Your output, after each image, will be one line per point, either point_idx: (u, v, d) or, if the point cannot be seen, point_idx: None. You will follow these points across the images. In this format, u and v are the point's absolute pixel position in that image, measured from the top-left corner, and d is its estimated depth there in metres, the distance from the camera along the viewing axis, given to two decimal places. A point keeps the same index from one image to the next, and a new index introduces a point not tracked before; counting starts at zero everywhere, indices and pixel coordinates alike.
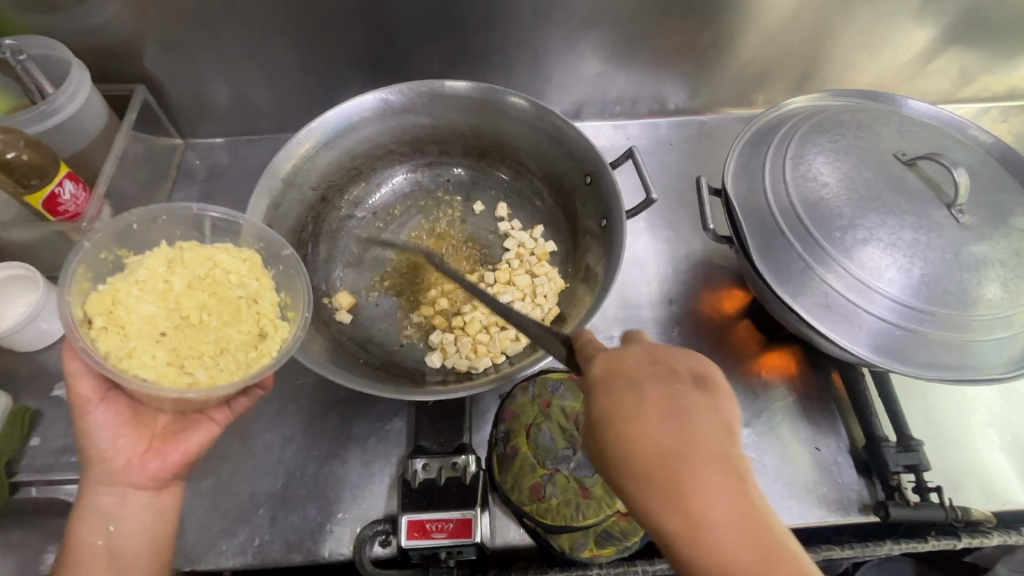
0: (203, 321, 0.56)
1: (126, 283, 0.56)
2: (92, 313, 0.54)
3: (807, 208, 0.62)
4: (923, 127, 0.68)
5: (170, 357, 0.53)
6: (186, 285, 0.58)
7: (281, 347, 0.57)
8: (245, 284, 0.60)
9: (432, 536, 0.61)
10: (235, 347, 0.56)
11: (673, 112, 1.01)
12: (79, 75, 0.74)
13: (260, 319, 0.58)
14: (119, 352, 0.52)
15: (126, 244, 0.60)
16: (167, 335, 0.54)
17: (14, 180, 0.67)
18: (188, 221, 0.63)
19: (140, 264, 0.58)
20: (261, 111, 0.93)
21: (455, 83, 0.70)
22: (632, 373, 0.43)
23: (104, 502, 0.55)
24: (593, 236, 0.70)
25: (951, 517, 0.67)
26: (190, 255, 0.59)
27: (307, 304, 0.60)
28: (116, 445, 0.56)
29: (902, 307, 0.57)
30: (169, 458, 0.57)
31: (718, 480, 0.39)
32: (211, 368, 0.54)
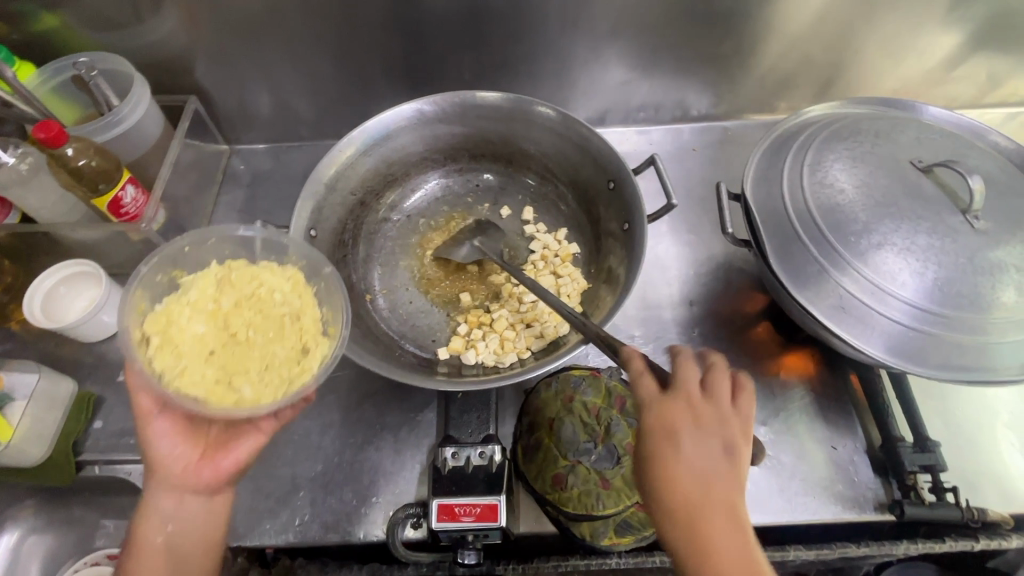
0: (248, 338, 0.58)
1: (180, 304, 0.60)
2: (148, 332, 0.58)
3: (823, 213, 0.64)
4: (940, 134, 0.69)
5: (217, 376, 0.56)
6: (234, 304, 0.60)
7: (322, 363, 0.59)
8: (287, 302, 0.62)
9: (460, 519, 0.65)
10: (279, 363, 0.58)
11: (696, 118, 1.03)
12: (141, 88, 0.81)
13: (303, 336, 0.60)
14: (171, 373, 0.55)
15: (179, 265, 0.64)
16: (215, 353, 0.57)
17: (83, 185, 0.74)
18: (230, 240, 0.67)
19: (191, 285, 0.62)
20: (302, 119, 0.99)
21: (486, 93, 0.74)
22: (674, 420, 0.48)
23: (163, 504, 0.59)
24: (615, 240, 0.73)
25: (966, 517, 0.68)
26: (236, 277, 0.63)
27: (347, 321, 0.62)
28: (173, 453, 0.60)
29: (915, 309, 0.59)
30: (220, 466, 0.60)
31: (720, 528, 0.46)
32: (256, 385, 0.56)
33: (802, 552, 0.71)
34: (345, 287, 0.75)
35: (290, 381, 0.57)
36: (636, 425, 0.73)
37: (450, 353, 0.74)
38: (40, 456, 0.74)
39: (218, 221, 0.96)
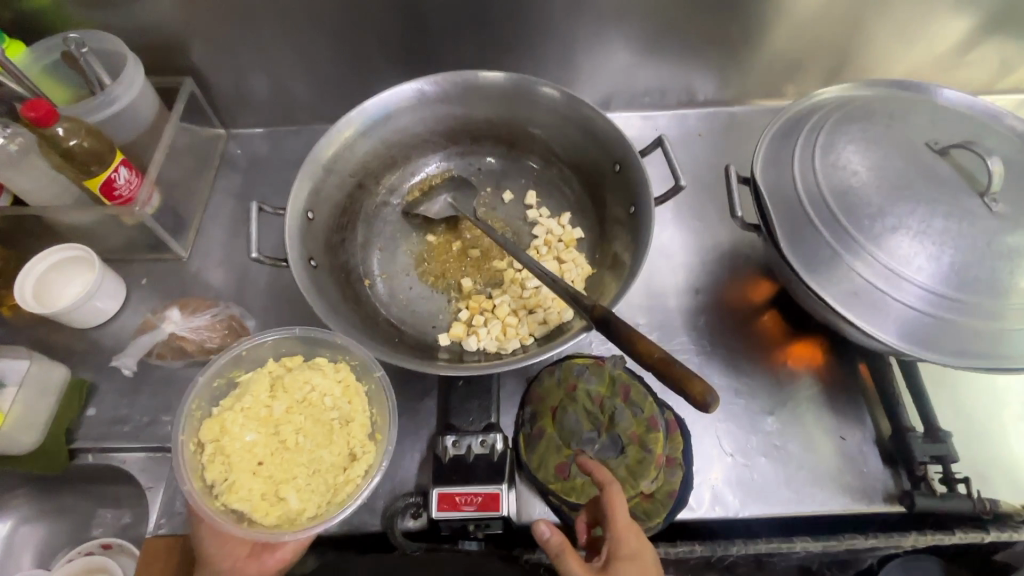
0: (298, 443, 0.63)
1: (234, 411, 0.64)
2: (204, 440, 0.63)
3: (836, 197, 0.62)
4: (956, 116, 0.67)
5: (264, 488, 0.60)
6: (286, 409, 0.65)
7: (367, 473, 0.63)
8: (338, 406, 0.66)
9: (461, 509, 0.64)
10: (327, 469, 0.62)
11: (702, 103, 1.01)
12: (134, 68, 0.78)
13: (350, 440, 0.64)
14: (222, 485, 0.60)
15: (238, 367, 0.69)
16: (263, 464, 0.61)
17: (75, 166, 0.72)
18: (286, 338, 0.71)
19: (248, 386, 0.67)
20: (299, 102, 0.97)
21: (489, 73, 0.72)
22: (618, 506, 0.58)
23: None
24: (620, 224, 0.71)
25: (977, 509, 0.67)
26: (289, 380, 0.67)
27: (393, 430, 0.65)
28: (221, 552, 0.62)
29: (930, 294, 0.58)
30: (266, 564, 0.62)
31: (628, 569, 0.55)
32: (302, 492, 0.60)
33: (810, 544, 0.70)
34: (343, 271, 0.73)
35: (335, 490, 0.61)
36: (641, 415, 0.72)
37: (451, 340, 0.72)
38: (31, 445, 0.72)
39: (214, 206, 0.94)
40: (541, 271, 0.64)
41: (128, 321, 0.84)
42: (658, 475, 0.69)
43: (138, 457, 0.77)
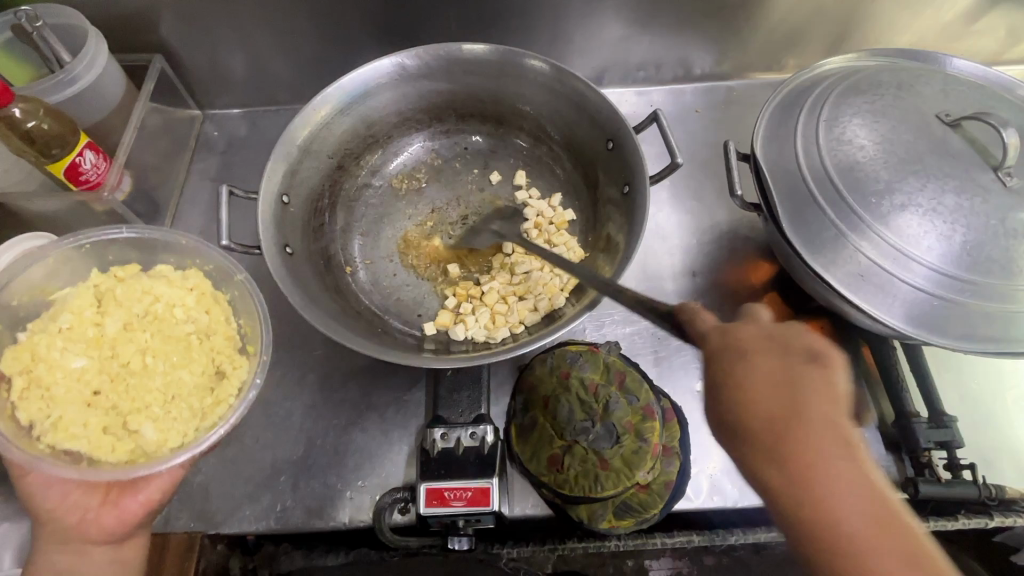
0: (146, 365, 0.56)
1: (49, 334, 0.56)
2: (12, 373, 0.54)
3: (841, 173, 0.59)
4: (968, 87, 0.64)
5: (106, 421, 0.53)
6: (122, 327, 0.58)
7: (240, 390, 0.58)
8: (192, 319, 0.61)
9: (451, 504, 0.61)
10: (187, 392, 0.56)
11: (699, 77, 0.97)
12: (97, 44, 0.74)
13: (213, 356, 0.59)
14: (46, 423, 0.52)
15: (48, 281, 0.61)
16: (101, 393, 0.54)
17: (35, 150, 0.67)
18: (114, 245, 0.65)
19: (65, 306, 0.58)
20: (277, 81, 0.92)
21: (472, 46, 0.67)
22: (744, 340, 0.44)
23: (59, 561, 0.53)
24: (615, 205, 0.68)
25: (983, 495, 0.66)
26: (122, 293, 0.60)
27: (263, 337, 0.61)
28: (66, 504, 0.54)
29: (940, 275, 0.55)
30: (126, 509, 0.55)
31: (831, 451, 0.41)
32: (158, 422, 0.54)
33: None
34: (324, 259, 0.70)
35: (202, 414, 0.56)
36: (636, 403, 0.69)
37: (437, 328, 0.69)
38: None
39: (191, 191, 0.90)
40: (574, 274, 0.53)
41: None
42: (655, 466, 0.67)
43: None
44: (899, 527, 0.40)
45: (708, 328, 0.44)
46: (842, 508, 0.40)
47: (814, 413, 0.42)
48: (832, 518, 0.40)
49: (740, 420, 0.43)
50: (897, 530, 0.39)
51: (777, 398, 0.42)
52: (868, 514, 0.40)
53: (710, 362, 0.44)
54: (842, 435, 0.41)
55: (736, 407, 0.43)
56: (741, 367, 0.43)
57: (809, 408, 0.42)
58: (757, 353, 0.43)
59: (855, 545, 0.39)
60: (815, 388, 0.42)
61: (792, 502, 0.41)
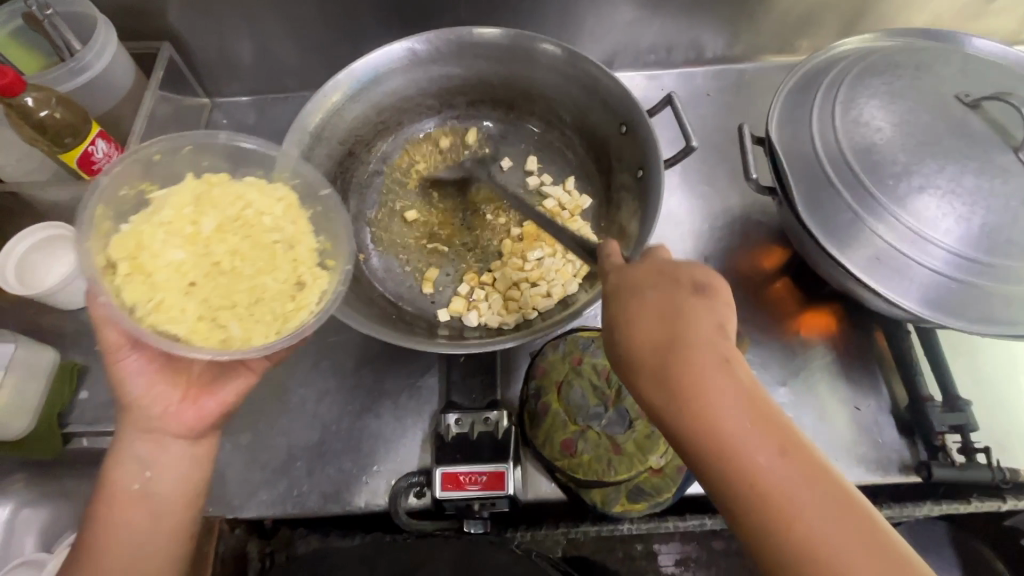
0: (235, 267, 0.53)
1: (151, 225, 0.53)
2: (115, 258, 0.51)
3: (858, 155, 0.58)
4: (989, 67, 0.63)
5: (201, 311, 0.50)
6: (215, 228, 0.54)
7: (322, 300, 0.54)
8: (279, 228, 0.57)
9: (466, 488, 0.62)
10: (271, 297, 0.53)
11: (711, 60, 0.96)
12: (105, 32, 0.73)
13: (298, 266, 0.55)
14: (145, 306, 0.49)
15: (147, 178, 0.58)
16: (196, 285, 0.51)
17: (48, 139, 0.67)
18: (210, 149, 0.60)
19: (165, 202, 0.55)
20: (286, 67, 0.92)
21: (484, 29, 0.67)
22: (638, 279, 0.45)
23: (140, 448, 0.53)
24: (628, 190, 0.68)
25: (997, 479, 0.65)
26: (218, 194, 0.56)
27: (348, 254, 0.57)
28: (151, 395, 0.54)
29: (958, 258, 0.54)
30: (205, 408, 0.55)
31: (722, 382, 0.39)
32: (244, 321, 0.51)
33: None
34: None
35: (284, 319, 0.52)
36: None
37: (451, 315, 0.70)
38: (24, 430, 0.70)
39: None
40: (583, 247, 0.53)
41: None
42: (668, 450, 0.67)
43: None
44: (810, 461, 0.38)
45: (609, 267, 0.47)
46: (746, 449, 0.38)
47: (698, 338, 0.41)
48: (729, 452, 0.38)
49: (631, 354, 0.43)
50: (802, 452, 0.38)
51: (661, 329, 0.42)
52: (770, 438, 0.38)
53: (610, 300, 0.45)
54: (726, 358, 0.40)
55: (623, 340, 0.43)
56: (632, 300, 0.44)
57: (701, 334, 0.41)
58: (645, 286, 0.44)
59: (766, 488, 0.37)
60: (697, 314, 0.42)
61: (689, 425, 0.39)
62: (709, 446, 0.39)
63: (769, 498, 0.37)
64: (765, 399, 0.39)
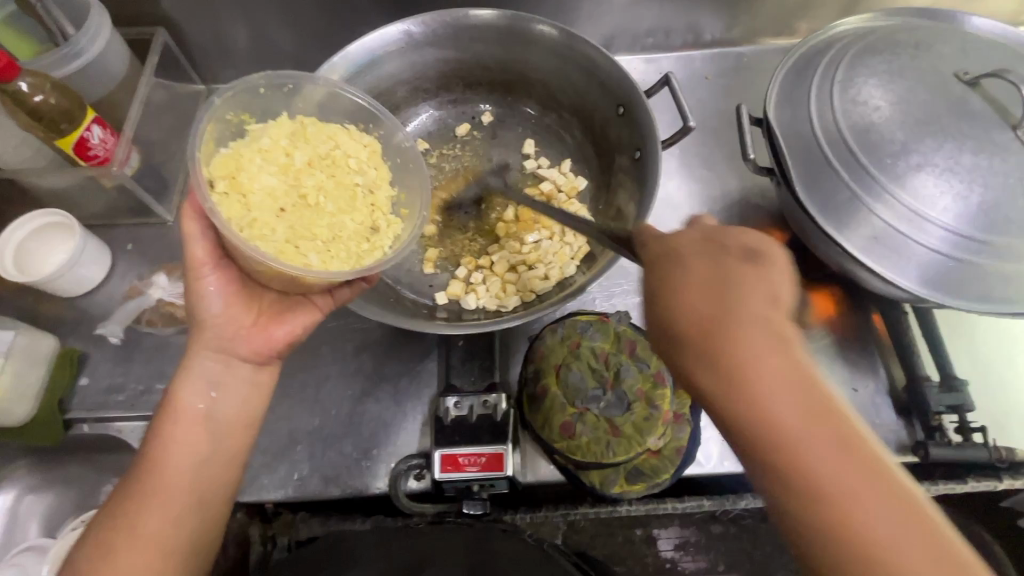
0: (320, 202, 0.55)
1: (251, 150, 0.54)
2: (217, 175, 0.51)
3: (856, 134, 0.58)
4: (987, 45, 0.62)
5: (288, 236, 0.52)
6: (306, 162, 0.56)
7: (394, 244, 0.57)
8: (362, 172, 0.59)
9: (465, 469, 0.62)
10: (348, 235, 0.55)
11: (709, 43, 0.95)
12: (99, 15, 0.73)
13: (374, 212, 0.58)
14: (241, 222, 0.50)
15: (248, 108, 0.57)
16: (287, 212, 0.53)
17: (44, 126, 0.67)
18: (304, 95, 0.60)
19: (263, 133, 0.56)
20: (282, 53, 0.91)
21: (480, 11, 0.66)
22: (681, 246, 0.42)
23: (209, 367, 0.53)
24: (625, 172, 0.67)
25: (993, 457, 0.66)
26: (313, 132, 0.58)
27: (422, 205, 0.59)
28: (225, 314, 0.54)
29: (956, 237, 0.54)
30: (275, 335, 0.56)
31: (764, 349, 0.37)
32: (323, 254, 0.53)
33: None
34: None
35: (359, 256, 0.55)
36: (647, 370, 0.69)
37: (449, 298, 0.70)
38: (27, 415, 0.71)
39: None
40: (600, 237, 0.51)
41: (116, 290, 0.82)
42: (666, 432, 0.67)
43: (135, 426, 0.76)
44: (872, 460, 0.35)
45: (653, 238, 0.44)
46: (801, 441, 0.35)
47: (752, 312, 0.38)
48: (786, 439, 0.36)
49: (671, 326, 0.40)
50: (863, 447, 0.35)
51: (708, 301, 0.39)
52: (828, 425, 0.36)
53: (651, 266, 0.43)
54: (773, 334, 0.37)
55: (665, 314, 0.40)
56: (674, 268, 0.41)
57: (735, 302, 0.38)
58: (691, 255, 0.41)
59: (827, 490, 0.35)
60: (748, 285, 0.39)
61: (731, 399, 0.37)
62: (756, 431, 0.36)
63: (824, 492, 0.35)
64: (818, 382, 0.37)
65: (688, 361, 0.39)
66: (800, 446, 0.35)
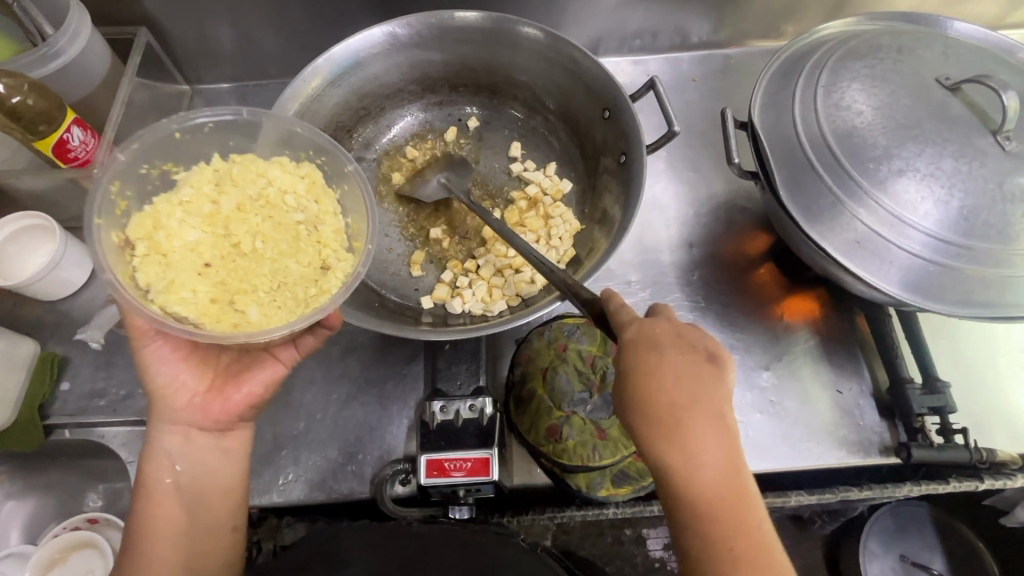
0: (256, 250, 0.54)
1: (170, 204, 0.54)
2: (134, 236, 0.52)
3: (839, 139, 0.58)
4: (968, 50, 0.63)
5: (213, 293, 0.51)
6: (236, 207, 0.55)
7: (343, 282, 0.54)
8: (303, 208, 0.57)
9: (451, 474, 0.62)
10: (293, 280, 0.53)
11: (696, 45, 0.95)
12: (78, 14, 0.72)
13: (320, 249, 0.56)
14: (158, 285, 0.50)
15: (169, 157, 0.57)
16: (210, 266, 0.52)
17: (21, 126, 0.64)
18: (235, 130, 0.60)
19: (184, 182, 0.56)
20: (267, 53, 0.90)
21: (464, 13, 0.66)
22: (658, 334, 0.46)
23: (168, 441, 0.55)
24: (611, 175, 0.67)
25: (973, 458, 0.66)
26: (239, 172, 0.57)
27: (371, 234, 0.57)
28: (176, 385, 0.55)
29: (937, 241, 0.55)
30: (232, 399, 0.56)
31: (710, 434, 0.44)
32: (264, 306, 0.51)
33: (804, 497, 0.71)
34: None
35: (306, 302, 0.53)
36: None
37: (434, 302, 0.69)
38: (6, 422, 0.70)
39: None
40: (534, 255, 0.56)
41: (98, 293, 0.80)
42: None
43: (118, 431, 0.75)
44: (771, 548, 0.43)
45: (631, 319, 0.47)
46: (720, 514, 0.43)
47: (706, 405, 0.44)
48: (711, 510, 0.43)
49: (642, 401, 0.45)
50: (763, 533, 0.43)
51: (678, 390, 0.44)
52: (742, 511, 0.43)
53: (630, 350, 0.46)
54: (722, 427, 0.44)
55: (641, 394, 0.45)
56: (653, 355, 0.45)
57: (693, 396, 0.44)
58: (668, 346, 0.46)
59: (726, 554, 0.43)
60: (706, 386, 0.45)
61: (679, 472, 0.44)
62: (693, 499, 0.44)
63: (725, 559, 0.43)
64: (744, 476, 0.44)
65: (647, 429, 0.45)
66: (727, 527, 0.43)
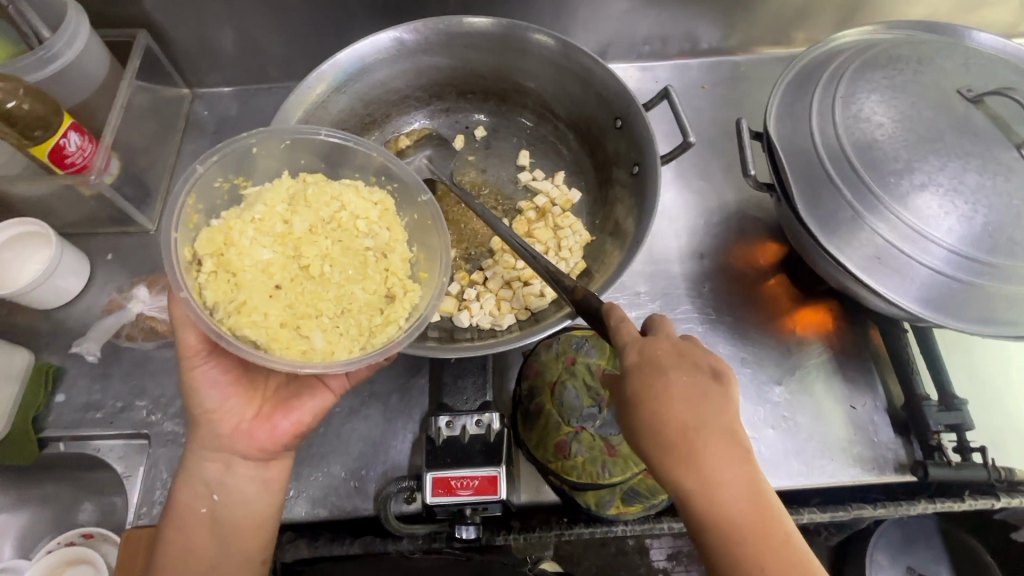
0: (324, 274, 0.52)
1: (242, 221, 0.52)
2: (203, 252, 0.50)
3: (859, 152, 0.57)
4: (991, 62, 0.61)
5: (284, 317, 0.49)
6: (307, 229, 0.54)
7: (410, 315, 0.53)
8: (373, 233, 0.56)
9: (457, 493, 0.60)
10: (358, 308, 0.52)
11: (705, 51, 0.94)
12: (76, 18, 0.70)
13: (388, 278, 0.54)
14: (227, 306, 0.48)
15: (243, 173, 0.56)
16: (282, 289, 0.50)
17: (17, 132, 0.62)
18: (307, 148, 0.58)
19: (258, 199, 0.55)
20: (269, 56, 0.88)
21: (474, 18, 0.64)
22: (659, 355, 0.45)
23: (208, 469, 0.53)
24: (624, 186, 0.66)
25: (992, 478, 0.64)
26: (313, 193, 0.56)
27: (441, 269, 0.56)
28: (225, 408, 0.53)
29: (959, 257, 0.53)
30: (279, 428, 0.54)
31: (724, 453, 0.42)
32: (328, 333, 0.50)
33: (816, 514, 0.68)
34: None
35: (370, 332, 0.52)
36: None
37: (442, 315, 0.67)
38: None
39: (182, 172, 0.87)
40: (521, 247, 0.56)
41: (96, 301, 0.79)
42: None
43: (116, 445, 0.73)
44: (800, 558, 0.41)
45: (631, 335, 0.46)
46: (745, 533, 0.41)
47: (716, 425, 0.43)
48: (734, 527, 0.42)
49: (653, 425, 0.43)
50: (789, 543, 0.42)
51: (687, 411, 0.43)
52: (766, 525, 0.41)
53: (633, 374, 0.45)
54: (736, 446, 0.43)
55: (652, 420, 0.43)
56: (657, 379, 0.44)
57: (702, 419, 0.43)
58: (670, 366, 0.44)
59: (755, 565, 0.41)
60: (714, 404, 0.43)
61: (698, 496, 0.42)
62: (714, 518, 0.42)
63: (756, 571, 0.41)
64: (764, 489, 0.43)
65: (659, 454, 0.43)
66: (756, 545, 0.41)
